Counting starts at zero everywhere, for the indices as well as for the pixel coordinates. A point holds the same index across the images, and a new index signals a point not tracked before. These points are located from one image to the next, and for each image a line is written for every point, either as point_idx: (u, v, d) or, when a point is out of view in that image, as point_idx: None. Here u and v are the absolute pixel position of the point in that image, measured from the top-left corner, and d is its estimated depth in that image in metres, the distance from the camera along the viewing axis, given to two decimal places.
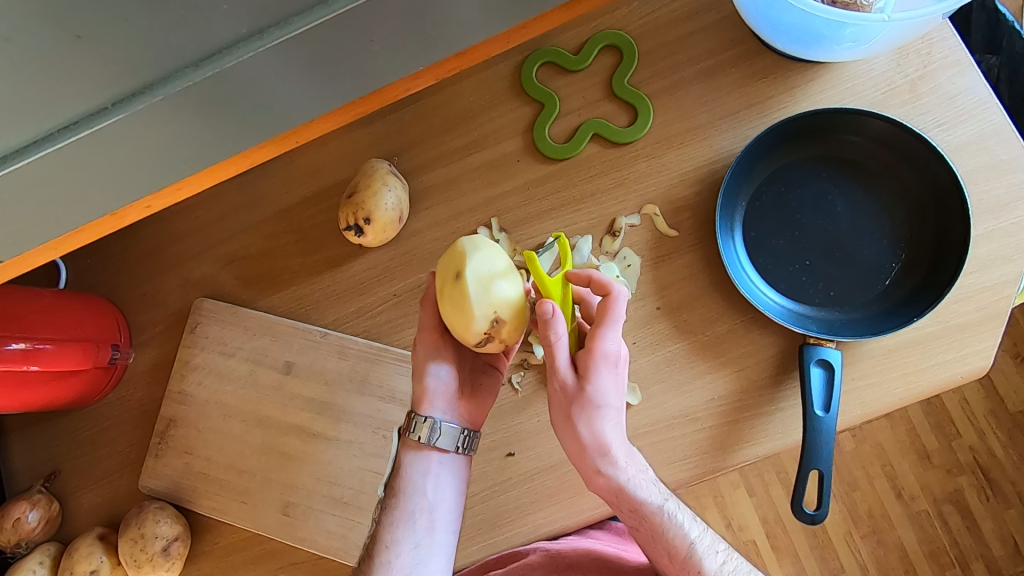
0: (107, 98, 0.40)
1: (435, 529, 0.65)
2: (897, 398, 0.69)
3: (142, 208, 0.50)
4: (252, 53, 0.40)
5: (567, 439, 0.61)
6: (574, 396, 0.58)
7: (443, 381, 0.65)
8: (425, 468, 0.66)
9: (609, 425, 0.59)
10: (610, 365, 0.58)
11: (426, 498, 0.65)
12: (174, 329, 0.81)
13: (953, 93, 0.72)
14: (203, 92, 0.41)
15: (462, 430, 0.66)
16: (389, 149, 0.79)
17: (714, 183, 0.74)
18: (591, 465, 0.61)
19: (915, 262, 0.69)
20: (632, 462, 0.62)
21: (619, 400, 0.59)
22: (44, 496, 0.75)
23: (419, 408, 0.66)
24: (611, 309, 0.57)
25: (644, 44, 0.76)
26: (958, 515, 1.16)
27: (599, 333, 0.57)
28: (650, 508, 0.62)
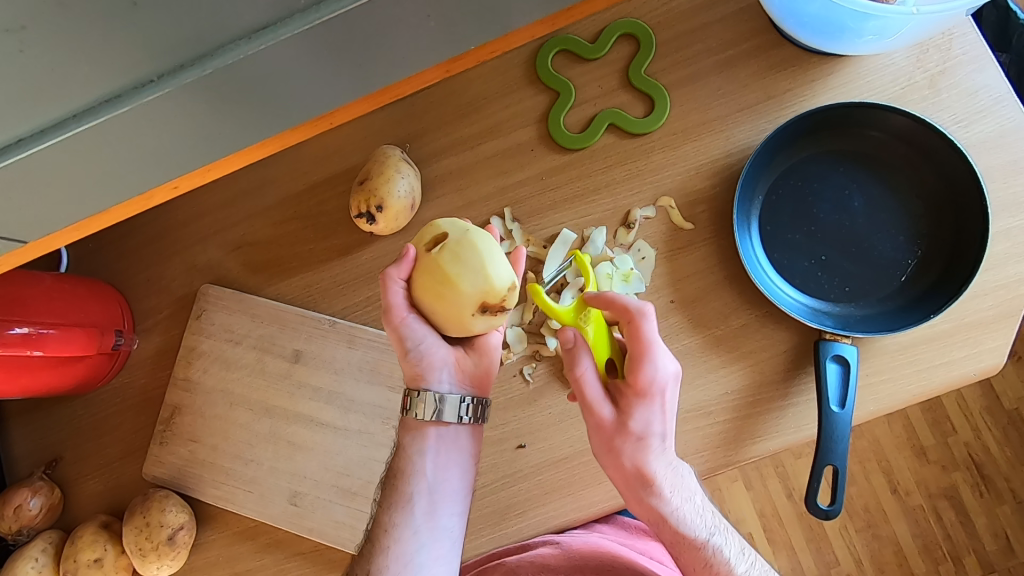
0: (152, 72, 0.38)
1: (436, 512, 0.66)
2: (911, 394, 0.69)
3: (167, 189, 0.48)
4: (307, 26, 0.39)
5: (608, 468, 0.61)
6: (614, 432, 0.58)
7: (428, 352, 0.63)
8: (424, 446, 0.66)
9: (653, 459, 0.59)
10: (653, 399, 0.57)
11: (426, 479, 0.65)
12: (179, 316, 0.79)
13: (972, 89, 0.71)
14: (253, 68, 0.40)
15: (462, 399, 0.65)
16: (400, 136, 0.77)
17: (730, 176, 0.74)
18: (634, 493, 0.61)
19: (932, 259, 0.69)
20: (679, 494, 0.61)
21: (664, 433, 0.58)
22: (46, 483, 0.74)
23: (417, 385, 0.64)
24: (641, 335, 0.55)
25: (661, 34, 0.75)
26: (952, 510, 1.17)
27: (635, 367, 0.56)
28: (695, 541, 0.63)
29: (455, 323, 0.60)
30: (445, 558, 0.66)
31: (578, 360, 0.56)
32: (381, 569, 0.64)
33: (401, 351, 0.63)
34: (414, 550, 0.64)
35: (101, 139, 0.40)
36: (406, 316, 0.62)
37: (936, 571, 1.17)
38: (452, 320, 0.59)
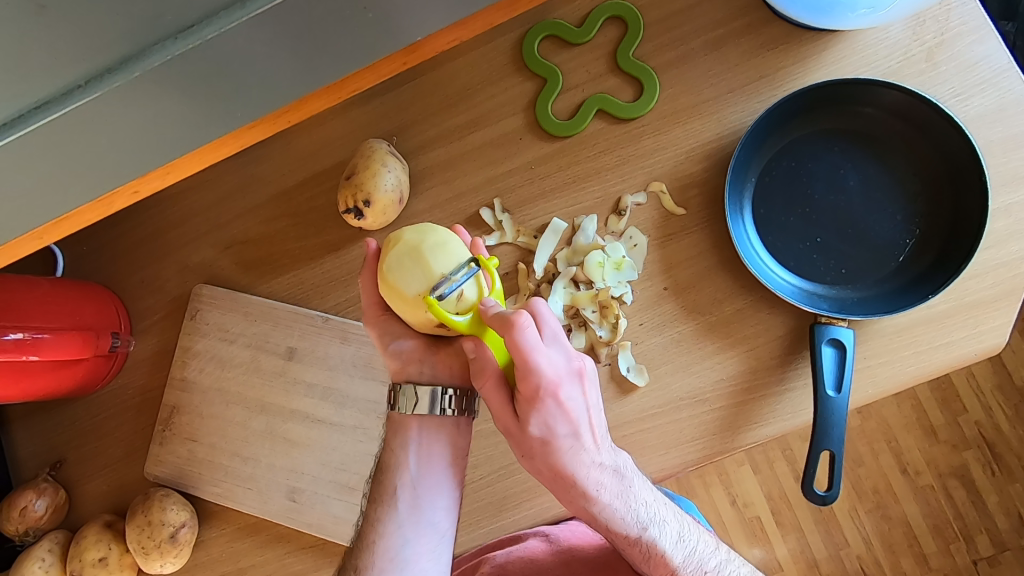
0: (77, 78, 0.37)
1: (420, 507, 0.65)
2: (911, 375, 0.67)
3: (127, 193, 0.48)
4: (237, 22, 0.37)
5: (531, 468, 0.60)
6: (518, 436, 0.58)
7: (408, 347, 0.64)
8: (405, 441, 0.65)
9: (554, 459, 0.58)
10: (550, 399, 0.55)
11: (408, 473, 0.64)
12: (174, 316, 0.80)
13: (971, 61, 0.69)
14: (184, 69, 0.39)
15: (445, 392, 0.64)
16: (387, 129, 0.77)
17: (722, 159, 0.72)
18: (568, 491, 0.60)
19: (929, 238, 0.68)
20: (610, 490, 0.60)
21: (570, 430, 0.57)
22: (51, 485, 0.75)
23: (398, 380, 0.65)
24: (521, 342, 0.53)
25: (649, 15, 0.73)
26: (962, 489, 1.16)
27: (522, 374, 0.54)
28: (628, 533, 0.62)
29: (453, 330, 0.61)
30: (433, 553, 0.65)
31: (482, 374, 0.57)
32: (366, 565, 0.64)
33: (381, 346, 0.65)
34: (399, 546, 0.64)
35: (38, 151, 0.39)
36: (378, 314, 0.65)
37: (947, 550, 1.16)
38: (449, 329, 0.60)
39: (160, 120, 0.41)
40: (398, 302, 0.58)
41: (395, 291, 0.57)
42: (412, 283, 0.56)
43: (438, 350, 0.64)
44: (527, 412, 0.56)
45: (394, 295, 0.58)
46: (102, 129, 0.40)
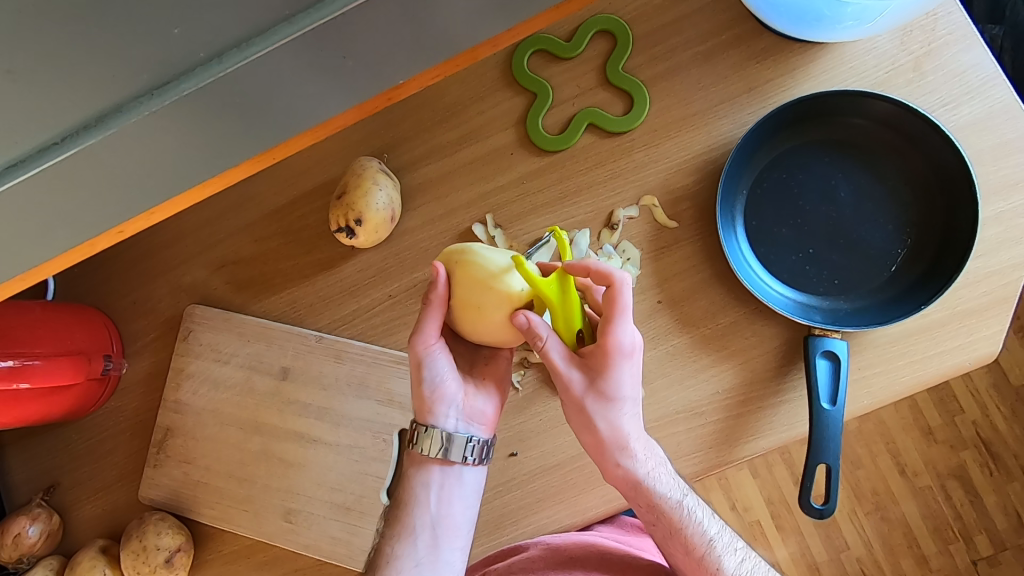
0: (54, 135, 0.37)
1: (440, 546, 0.64)
2: (907, 385, 0.67)
3: (110, 236, 0.45)
4: (214, 77, 0.37)
5: (582, 434, 0.62)
6: (585, 394, 0.59)
7: (443, 382, 0.62)
8: (427, 480, 0.63)
9: (608, 415, 0.60)
10: (626, 356, 0.58)
11: (428, 512, 0.63)
12: (166, 337, 0.79)
13: (958, 70, 0.69)
14: (162, 125, 0.38)
15: (469, 440, 0.63)
16: (378, 146, 0.77)
17: (713, 171, 0.72)
18: (607, 461, 0.62)
19: (921, 248, 0.68)
20: (652, 456, 0.62)
21: (634, 391, 0.60)
22: (44, 511, 0.74)
23: (426, 419, 0.63)
24: (617, 300, 0.57)
25: (638, 28, 0.74)
26: (961, 489, 1.16)
27: (610, 327, 0.57)
28: (670, 503, 0.62)
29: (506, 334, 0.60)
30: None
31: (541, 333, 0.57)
32: None
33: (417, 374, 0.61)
34: None
35: (17, 203, 0.38)
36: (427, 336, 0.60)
37: (946, 551, 1.16)
38: (502, 333, 0.60)
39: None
40: (489, 288, 0.57)
41: (492, 272, 0.57)
42: (494, 263, 0.58)
43: (466, 396, 0.64)
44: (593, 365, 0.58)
45: (488, 277, 0.57)
46: (80, 183, 0.39)
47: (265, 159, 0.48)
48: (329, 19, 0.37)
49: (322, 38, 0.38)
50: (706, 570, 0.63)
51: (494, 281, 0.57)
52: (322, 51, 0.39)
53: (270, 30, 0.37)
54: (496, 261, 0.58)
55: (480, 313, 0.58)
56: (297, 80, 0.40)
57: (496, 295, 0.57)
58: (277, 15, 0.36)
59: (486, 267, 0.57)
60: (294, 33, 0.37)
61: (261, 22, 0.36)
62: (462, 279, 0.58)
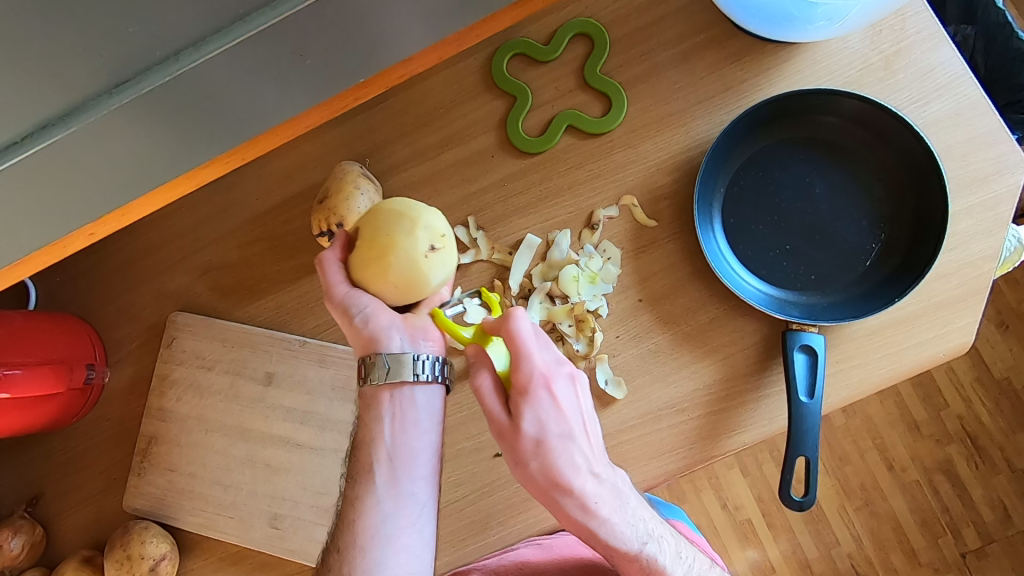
0: (15, 134, 0.38)
1: (399, 478, 0.59)
2: (884, 377, 0.68)
3: (83, 235, 0.48)
4: (173, 74, 0.38)
5: (523, 483, 0.57)
6: (512, 437, 0.55)
7: (374, 314, 0.58)
8: (379, 409, 0.58)
9: (536, 463, 0.55)
10: (540, 390, 0.55)
11: (384, 446, 0.58)
12: (150, 344, 0.79)
13: (927, 68, 0.71)
14: (123, 119, 0.39)
15: (423, 356, 0.58)
16: (360, 150, 0.77)
17: (691, 170, 0.74)
18: (556, 509, 0.57)
19: (894, 242, 0.69)
20: (609, 505, 0.57)
21: (561, 428, 0.55)
22: (27, 522, 0.74)
23: (371, 350, 0.58)
24: (515, 332, 0.54)
25: (615, 31, 0.75)
26: (948, 483, 1.17)
27: (516, 363, 0.54)
28: (628, 553, 0.59)
29: (413, 274, 0.58)
30: (414, 526, 0.59)
31: (481, 368, 0.56)
32: (347, 545, 0.58)
33: (346, 319, 0.58)
34: (379, 523, 0.58)
35: None
36: (335, 282, 0.59)
37: (935, 544, 1.17)
38: (408, 270, 0.57)
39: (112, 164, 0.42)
40: (404, 215, 0.59)
41: (402, 207, 0.60)
42: (403, 204, 0.60)
43: (406, 316, 0.59)
44: (517, 410, 0.54)
45: (398, 210, 0.59)
46: (48, 178, 0.40)
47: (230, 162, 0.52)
48: (284, 16, 0.38)
49: (281, 33, 0.40)
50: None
51: (397, 213, 0.59)
52: (283, 46, 0.41)
53: (226, 29, 0.38)
54: (407, 203, 0.61)
55: (381, 245, 0.57)
56: (266, 70, 0.42)
57: (399, 224, 0.58)
58: (232, 14, 0.37)
59: (393, 206, 0.60)
60: (252, 31, 0.38)
61: (217, 22, 0.38)
62: (373, 224, 0.59)
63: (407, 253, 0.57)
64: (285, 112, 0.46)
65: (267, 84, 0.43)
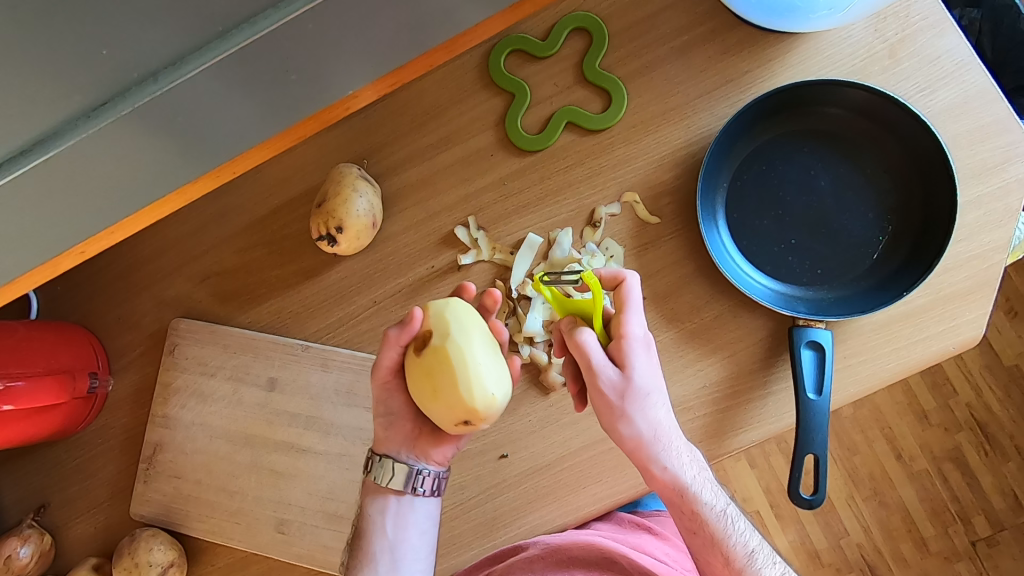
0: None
1: (397, 568, 0.67)
2: (893, 371, 0.68)
3: (74, 253, 0.46)
4: (149, 96, 0.38)
5: (624, 440, 0.60)
6: (618, 391, 0.58)
7: (397, 423, 0.67)
8: (382, 507, 0.67)
9: (645, 412, 0.59)
10: (643, 346, 0.59)
11: (386, 537, 0.66)
12: (152, 352, 0.79)
13: (933, 55, 0.70)
14: (100, 145, 0.38)
15: (424, 473, 0.66)
16: (358, 152, 0.76)
17: (693, 165, 0.72)
18: (655, 464, 0.60)
19: (902, 234, 0.68)
20: (696, 460, 0.61)
21: (661, 381, 0.59)
22: (35, 531, 0.74)
23: (379, 450, 0.68)
24: (628, 294, 0.58)
25: (613, 25, 0.74)
26: (958, 472, 1.17)
27: (624, 316, 0.58)
28: (712, 514, 0.60)
29: (444, 419, 0.62)
30: None
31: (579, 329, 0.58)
32: None
33: (375, 409, 0.68)
34: None
35: None
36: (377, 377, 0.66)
37: (945, 534, 1.16)
38: (440, 417, 0.62)
39: (97, 187, 0.41)
40: (459, 392, 0.59)
41: (470, 377, 0.59)
42: (468, 367, 0.59)
43: (422, 435, 0.68)
44: (621, 359, 0.58)
45: (461, 357, 0.59)
46: (26, 208, 0.39)
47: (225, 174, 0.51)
48: (265, 31, 0.38)
49: (260, 52, 0.39)
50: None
51: (456, 370, 0.59)
52: (262, 66, 0.40)
53: (231, 32, 0.37)
54: (477, 360, 0.59)
55: (428, 382, 0.60)
56: (251, 88, 0.41)
57: (452, 377, 0.59)
58: (208, 33, 0.37)
59: (461, 348, 0.59)
60: (230, 48, 0.38)
61: (221, 25, 0.37)
62: (437, 357, 0.60)
63: (442, 409, 0.61)
64: (274, 124, 0.45)
65: (253, 100, 0.42)
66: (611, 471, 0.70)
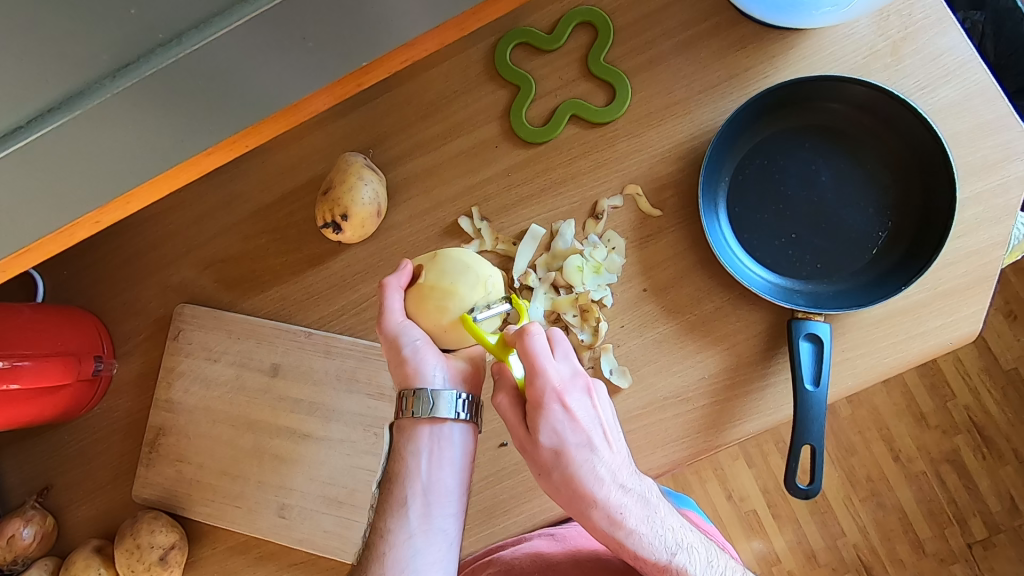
0: (16, 120, 0.38)
1: (432, 514, 0.60)
2: (890, 365, 0.68)
3: (88, 223, 0.49)
4: (172, 58, 0.38)
5: (553, 493, 0.60)
6: (533, 450, 0.58)
7: (423, 349, 0.59)
8: (418, 445, 0.59)
9: (564, 471, 0.58)
10: (554, 404, 0.56)
11: (420, 480, 0.59)
12: (157, 336, 0.80)
13: (935, 53, 0.70)
14: (123, 106, 0.39)
15: (460, 395, 0.59)
16: (363, 142, 0.77)
17: (696, 159, 0.73)
18: (584, 520, 0.60)
19: (901, 229, 0.68)
20: (634, 513, 0.59)
21: (580, 437, 0.57)
22: (38, 512, 0.75)
23: (411, 382, 0.59)
24: (529, 351, 0.55)
25: (618, 19, 0.74)
26: (955, 473, 1.17)
27: (528, 377, 0.55)
28: (653, 559, 0.60)
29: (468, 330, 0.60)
30: (443, 564, 0.60)
31: (500, 388, 0.59)
32: None
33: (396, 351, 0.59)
34: (408, 555, 0.58)
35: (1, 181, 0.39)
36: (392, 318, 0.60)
37: (941, 535, 1.17)
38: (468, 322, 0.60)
39: (117, 149, 0.42)
40: (469, 270, 0.61)
41: (467, 259, 0.62)
42: (465, 256, 0.63)
43: (450, 358, 0.60)
44: (534, 423, 0.57)
45: (463, 261, 0.62)
46: (50, 168, 0.40)
47: (232, 148, 0.53)
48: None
49: (282, 18, 0.40)
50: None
51: (459, 258, 0.62)
52: (279, 33, 0.41)
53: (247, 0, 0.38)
54: (470, 253, 0.64)
55: (447, 284, 0.60)
56: (268, 54, 0.42)
57: (462, 267, 0.61)
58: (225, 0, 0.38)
59: (455, 251, 0.63)
60: (245, 15, 0.38)
61: None
62: (440, 266, 0.62)
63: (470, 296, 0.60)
64: None
65: (272, 67, 0.43)
66: None
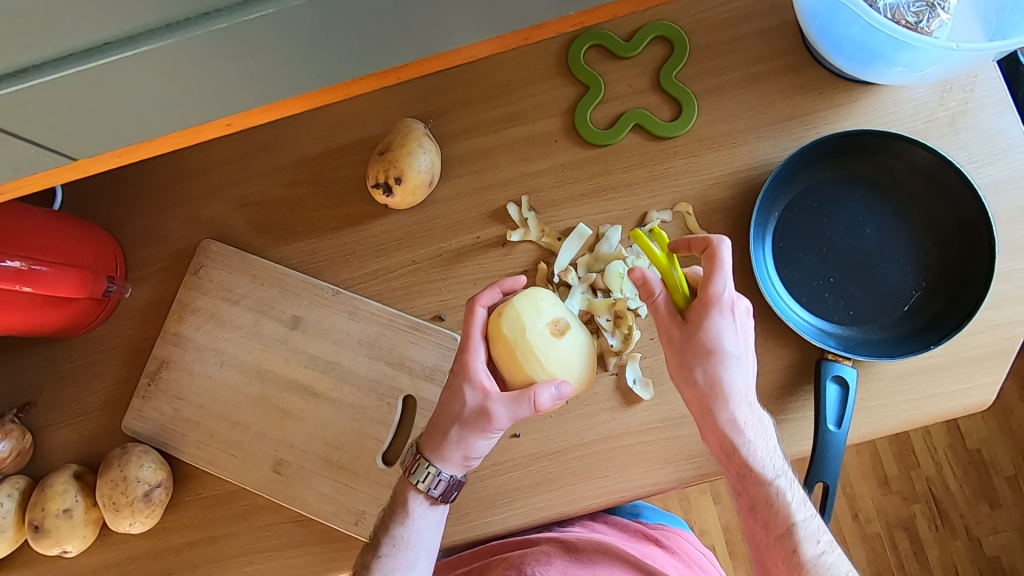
0: (102, 38, 0.36)
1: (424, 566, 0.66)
2: (904, 421, 0.70)
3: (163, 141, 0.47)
4: (277, 9, 0.37)
5: (683, 388, 0.63)
6: (691, 337, 0.61)
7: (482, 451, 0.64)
8: (426, 514, 0.66)
9: (709, 368, 0.60)
10: (725, 309, 0.60)
11: (422, 542, 0.65)
12: (174, 268, 0.77)
13: (990, 132, 0.73)
14: (241, 34, 0.38)
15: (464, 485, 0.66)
16: (423, 111, 0.76)
17: (749, 189, 0.74)
18: (707, 419, 0.62)
19: (935, 291, 0.71)
20: (755, 428, 0.62)
21: (739, 347, 0.60)
22: (17, 427, 0.71)
23: (433, 459, 0.64)
24: (719, 257, 0.59)
25: (695, 41, 0.76)
26: (908, 541, 1.20)
27: (711, 279, 0.59)
28: (762, 477, 0.62)
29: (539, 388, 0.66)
30: None
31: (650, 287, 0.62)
32: None
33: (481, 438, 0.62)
34: None
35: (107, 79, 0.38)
36: (491, 429, 0.61)
37: None
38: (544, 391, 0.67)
39: (225, 69, 0.41)
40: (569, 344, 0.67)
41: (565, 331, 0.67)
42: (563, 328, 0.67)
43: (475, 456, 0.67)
44: (703, 313, 0.60)
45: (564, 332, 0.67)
46: (137, 77, 0.39)
47: None
48: None
49: None
50: (783, 552, 0.60)
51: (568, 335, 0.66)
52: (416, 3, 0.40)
53: None
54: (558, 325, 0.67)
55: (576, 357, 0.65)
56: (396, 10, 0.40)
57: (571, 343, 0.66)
58: None
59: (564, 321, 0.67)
60: None
61: None
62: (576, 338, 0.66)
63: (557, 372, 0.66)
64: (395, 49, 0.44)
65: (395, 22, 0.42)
66: (619, 468, 0.71)
